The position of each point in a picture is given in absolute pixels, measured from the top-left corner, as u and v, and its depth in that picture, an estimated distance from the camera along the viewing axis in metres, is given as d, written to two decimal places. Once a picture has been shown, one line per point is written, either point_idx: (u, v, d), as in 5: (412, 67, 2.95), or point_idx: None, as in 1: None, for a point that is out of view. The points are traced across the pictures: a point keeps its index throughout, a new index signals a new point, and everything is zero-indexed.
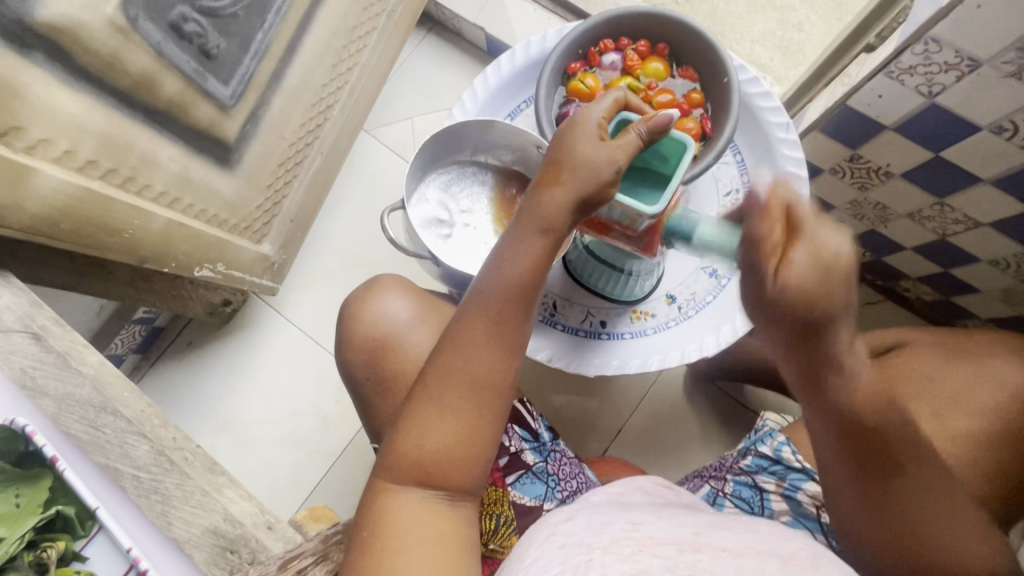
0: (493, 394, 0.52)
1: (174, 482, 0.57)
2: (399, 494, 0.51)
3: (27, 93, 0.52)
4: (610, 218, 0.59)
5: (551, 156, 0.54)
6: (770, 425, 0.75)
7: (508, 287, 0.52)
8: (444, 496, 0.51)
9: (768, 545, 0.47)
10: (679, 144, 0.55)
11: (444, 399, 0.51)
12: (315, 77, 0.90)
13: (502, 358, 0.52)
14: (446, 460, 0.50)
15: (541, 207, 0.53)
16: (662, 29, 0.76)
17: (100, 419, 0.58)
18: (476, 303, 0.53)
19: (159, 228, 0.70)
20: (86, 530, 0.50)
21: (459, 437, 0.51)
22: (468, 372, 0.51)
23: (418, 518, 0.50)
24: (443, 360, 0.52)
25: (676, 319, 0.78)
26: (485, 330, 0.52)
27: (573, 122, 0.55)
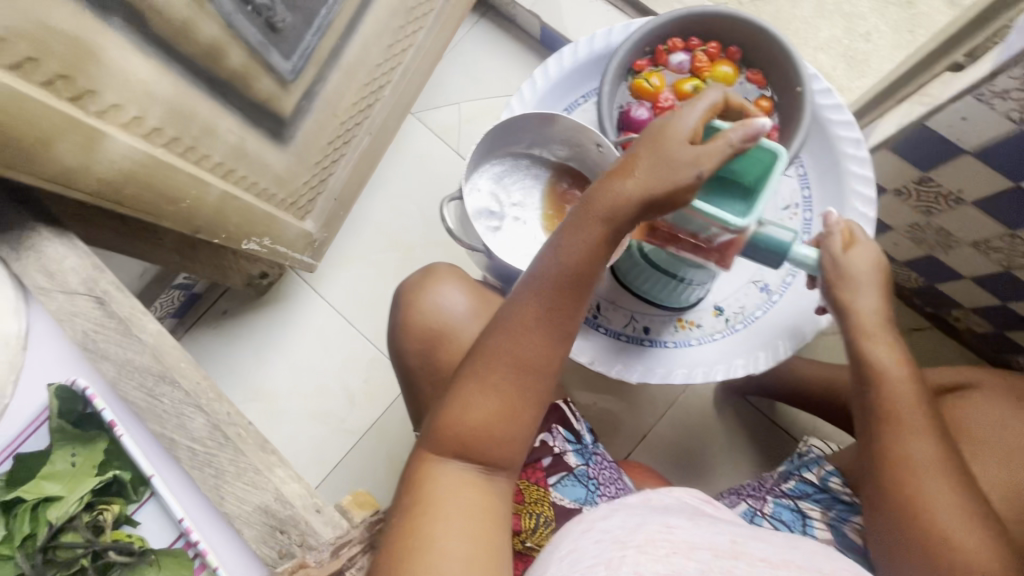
0: (539, 377, 0.52)
1: (227, 458, 0.47)
2: (442, 466, 0.51)
3: (104, 58, 0.50)
4: (680, 227, 0.55)
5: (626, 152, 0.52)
6: (816, 453, 0.79)
7: (559, 275, 0.51)
8: (482, 470, 0.51)
9: (807, 561, 0.50)
10: (770, 156, 0.49)
11: (494, 378, 0.51)
12: (370, 57, 0.89)
13: (548, 342, 0.52)
14: (491, 436, 0.51)
15: (602, 196, 0.50)
16: (735, 31, 0.74)
17: (157, 387, 0.48)
18: (525, 290, 0.52)
19: (214, 200, 0.70)
20: (138, 495, 0.50)
21: (500, 414, 0.51)
22: (514, 353, 0.51)
23: (461, 488, 0.50)
24: (493, 339, 0.52)
25: (722, 331, 0.76)
26: (538, 312, 0.52)
27: (663, 127, 0.50)
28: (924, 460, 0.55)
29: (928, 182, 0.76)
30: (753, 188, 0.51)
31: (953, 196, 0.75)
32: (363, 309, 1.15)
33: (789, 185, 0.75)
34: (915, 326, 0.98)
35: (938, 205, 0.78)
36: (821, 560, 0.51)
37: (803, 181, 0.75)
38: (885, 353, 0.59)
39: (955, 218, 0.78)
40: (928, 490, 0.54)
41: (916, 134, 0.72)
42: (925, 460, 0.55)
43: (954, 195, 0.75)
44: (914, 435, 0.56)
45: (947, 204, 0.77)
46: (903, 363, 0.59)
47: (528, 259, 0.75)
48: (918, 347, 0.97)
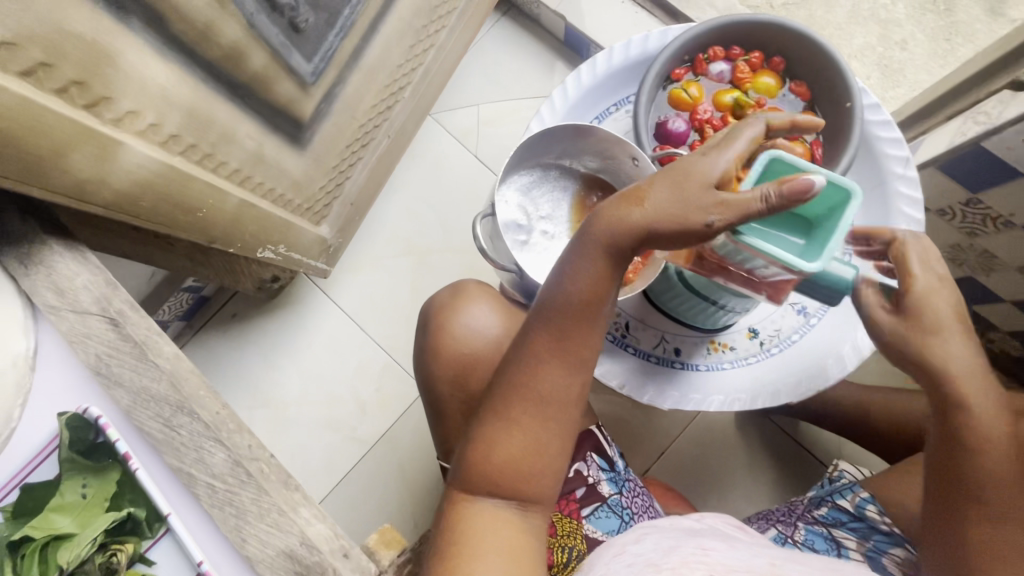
0: (565, 407, 0.49)
1: (250, 497, 0.43)
2: (477, 504, 0.48)
3: (121, 62, 0.47)
4: (735, 262, 0.51)
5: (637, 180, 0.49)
6: (847, 478, 0.75)
7: (575, 301, 0.48)
8: (514, 505, 0.48)
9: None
10: (844, 196, 0.44)
11: (519, 412, 0.48)
12: (391, 58, 0.85)
13: (568, 371, 0.49)
14: (521, 472, 0.48)
15: (608, 220, 0.47)
16: (779, 40, 0.70)
17: (175, 417, 0.45)
18: (538, 319, 0.49)
19: (230, 208, 0.67)
20: (153, 531, 0.45)
21: (525, 449, 0.48)
22: (535, 384, 0.48)
23: (498, 528, 0.47)
24: (513, 372, 0.49)
25: (757, 355, 0.73)
26: (560, 342, 0.49)
27: (684, 165, 0.47)
28: (1006, 540, 0.52)
29: (976, 204, 0.73)
30: (818, 227, 0.46)
31: (1002, 219, 0.71)
32: (376, 315, 1.12)
33: None
34: None
35: (984, 227, 0.74)
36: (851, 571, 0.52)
37: None
38: (984, 416, 0.54)
39: (1001, 241, 0.75)
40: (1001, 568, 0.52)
41: (969, 153, 0.68)
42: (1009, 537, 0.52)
43: (1003, 218, 0.71)
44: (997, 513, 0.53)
45: (992, 227, 0.74)
46: (1003, 431, 0.54)
47: None
48: None
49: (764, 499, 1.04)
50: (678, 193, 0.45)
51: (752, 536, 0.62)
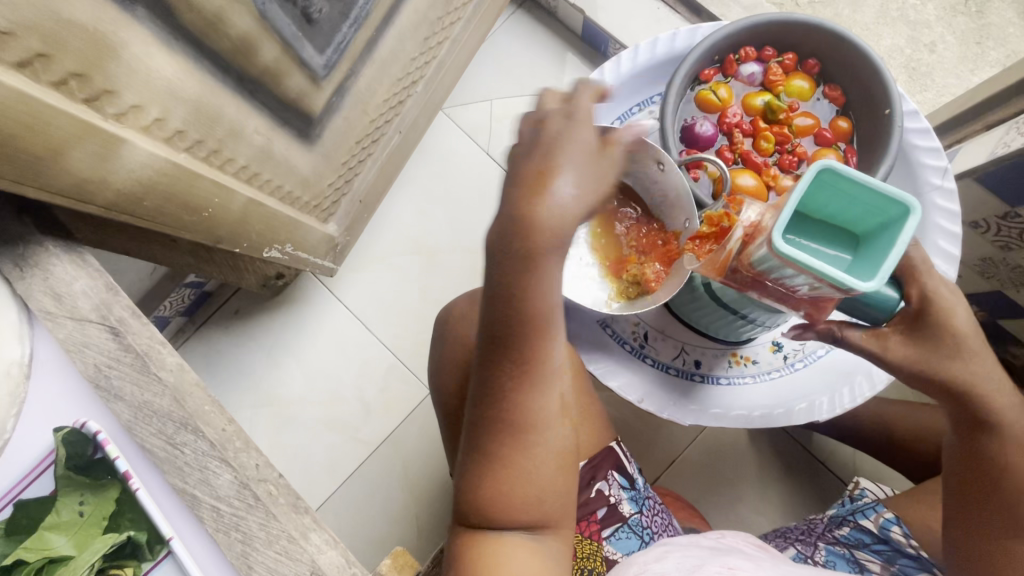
0: (543, 423, 0.48)
1: (257, 522, 0.41)
2: (482, 537, 0.47)
3: (125, 54, 0.44)
4: (776, 277, 0.49)
5: (529, 167, 0.45)
6: (869, 497, 0.72)
7: (521, 316, 0.44)
8: (525, 530, 0.47)
9: None
10: (900, 210, 0.41)
11: (501, 441, 0.47)
12: (405, 50, 0.82)
13: (535, 390, 0.47)
14: (517, 501, 0.47)
15: (527, 219, 0.43)
16: (815, 42, 0.67)
17: (179, 435, 0.42)
18: (490, 347, 0.46)
19: (237, 207, 0.64)
20: (154, 553, 0.42)
21: (512, 479, 0.46)
22: (504, 414, 0.46)
23: (511, 559, 0.45)
24: (482, 401, 0.47)
25: (779, 369, 0.71)
26: (527, 366, 0.46)
27: (567, 139, 0.45)
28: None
29: (1014, 218, 0.70)
30: (869, 244, 0.44)
31: None
32: (382, 314, 1.09)
33: None
34: None
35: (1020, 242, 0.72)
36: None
37: None
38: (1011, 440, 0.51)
39: None
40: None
41: (1010, 166, 0.65)
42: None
43: None
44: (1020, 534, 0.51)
45: None
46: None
47: (575, 286, 0.67)
48: None
49: (775, 511, 1.01)
50: (576, 194, 0.44)
51: (774, 556, 0.59)
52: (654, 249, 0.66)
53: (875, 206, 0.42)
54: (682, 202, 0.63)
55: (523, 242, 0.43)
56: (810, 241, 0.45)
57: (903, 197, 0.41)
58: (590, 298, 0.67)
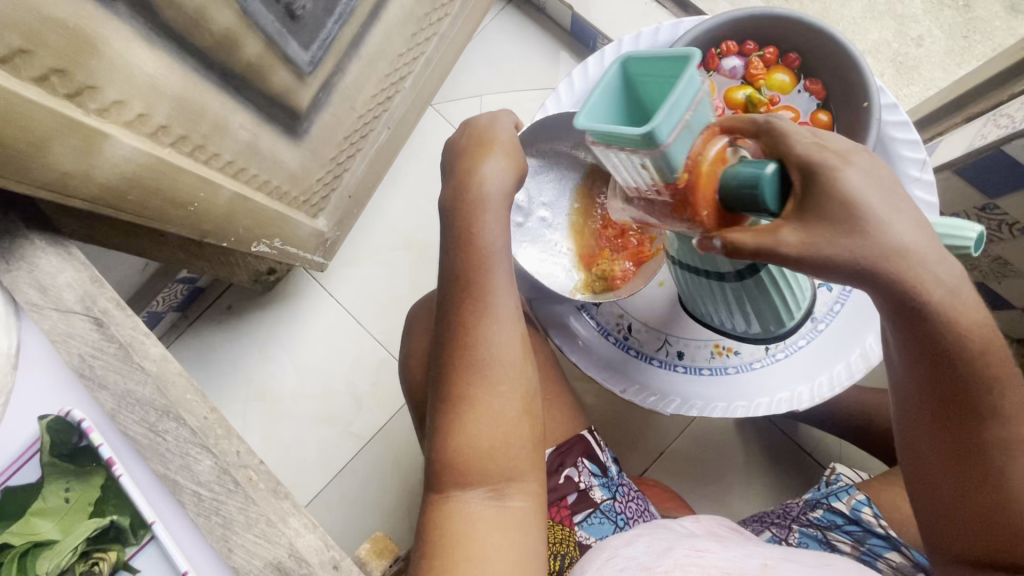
0: (505, 363, 0.49)
1: (237, 506, 0.42)
2: (456, 499, 0.48)
3: (107, 50, 0.45)
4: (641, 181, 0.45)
5: (467, 143, 0.55)
6: (844, 481, 0.75)
7: (474, 261, 0.50)
8: (490, 492, 0.48)
9: None
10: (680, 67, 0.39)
11: (471, 395, 0.48)
12: (392, 46, 0.83)
13: (493, 326, 0.49)
14: (486, 448, 0.48)
15: (467, 175, 0.52)
16: (796, 37, 0.67)
17: (161, 423, 0.43)
18: (452, 291, 0.51)
19: (223, 201, 0.65)
20: (137, 538, 0.43)
21: (477, 418, 0.48)
22: (465, 348, 0.49)
23: (483, 520, 0.47)
24: (450, 354, 0.50)
25: (762, 360, 0.71)
26: (484, 312, 0.49)
27: (485, 129, 0.56)
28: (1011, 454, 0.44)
29: (993, 209, 0.71)
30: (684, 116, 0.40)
31: (1018, 226, 0.69)
32: (372, 308, 1.10)
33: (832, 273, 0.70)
34: None
35: (999, 233, 0.72)
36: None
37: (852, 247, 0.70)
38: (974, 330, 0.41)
39: (1016, 248, 0.73)
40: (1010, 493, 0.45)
41: (986, 159, 0.66)
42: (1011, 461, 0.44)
43: (1020, 225, 0.69)
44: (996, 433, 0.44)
45: (1008, 233, 0.71)
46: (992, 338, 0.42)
47: (547, 269, 0.69)
48: None
49: (764, 501, 1.03)
50: (506, 167, 0.52)
51: (746, 537, 0.63)
52: (627, 248, 0.68)
53: (663, 75, 0.39)
54: None
55: (468, 204, 0.51)
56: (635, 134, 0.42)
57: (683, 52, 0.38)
58: (558, 284, 0.68)
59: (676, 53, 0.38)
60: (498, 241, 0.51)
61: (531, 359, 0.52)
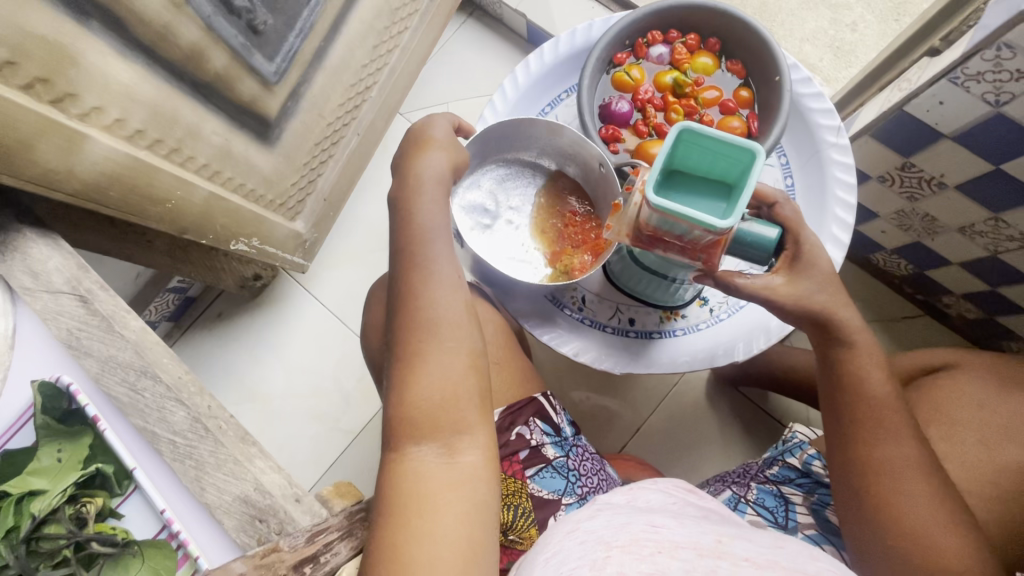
0: (450, 323, 0.55)
1: (207, 450, 0.47)
2: (410, 457, 0.52)
3: (84, 62, 0.52)
4: (665, 230, 0.53)
5: (410, 141, 0.63)
6: (799, 437, 0.76)
7: (415, 231, 0.58)
8: (439, 448, 0.52)
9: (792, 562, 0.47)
10: (745, 156, 0.47)
11: (422, 354, 0.54)
12: (355, 58, 0.90)
13: (440, 291, 0.56)
14: (438, 401, 0.53)
15: (409, 167, 0.61)
16: (714, 23, 0.74)
17: (139, 382, 0.49)
18: (402, 262, 0.57)
19: (200, 201, 0.72)
20: (122, 488, 0.49)
21: (430, 376, 0.53)
22: (416, 313, 0.55)
23: (435, 475, 0.50)
24: (402, 320, 0.56)
25: (707, 321, 0.77)
26: (429, 279, 0.56)
27: (423, 126, 0.64)
28: (905, 464, 0.55)
29: (911, 168, 0.76)
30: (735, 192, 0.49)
31: (936, 180, 0.75)
32: (354, 307, 1.15)
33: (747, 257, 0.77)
34: (905, 314, 1.00)
35: (922, 190, 0.78)
36: (806, 562, 0.48)
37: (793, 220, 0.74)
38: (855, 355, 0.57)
39: (938, 204, 0.78)
40: (910, 499, 0.54)
41: (896, 120, 0.72)
42: (906, 468, 0.55)
43: (936, 180, 0.75)
44: (891, 439, 0.56)
45: (929, 189, 0.77)
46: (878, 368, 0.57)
47: (511, 264, 0.73)
48: (908, 334, 0.99)
49: None
50: (444, 162, 0.61)
51: (702, 501, 0.60)
52: (587, 242, 0.73)
53: (725, 153, 0.48)
54: (609, 181, 0.69)
55: (410, 189, 0.59)
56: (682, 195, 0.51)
57: (747, 145, 0.46)
58: (522, 275, 0.73)
59: (741, 141, 0.45)
60: (431, 213, 0.58)
61: (475, 323, 0.58)
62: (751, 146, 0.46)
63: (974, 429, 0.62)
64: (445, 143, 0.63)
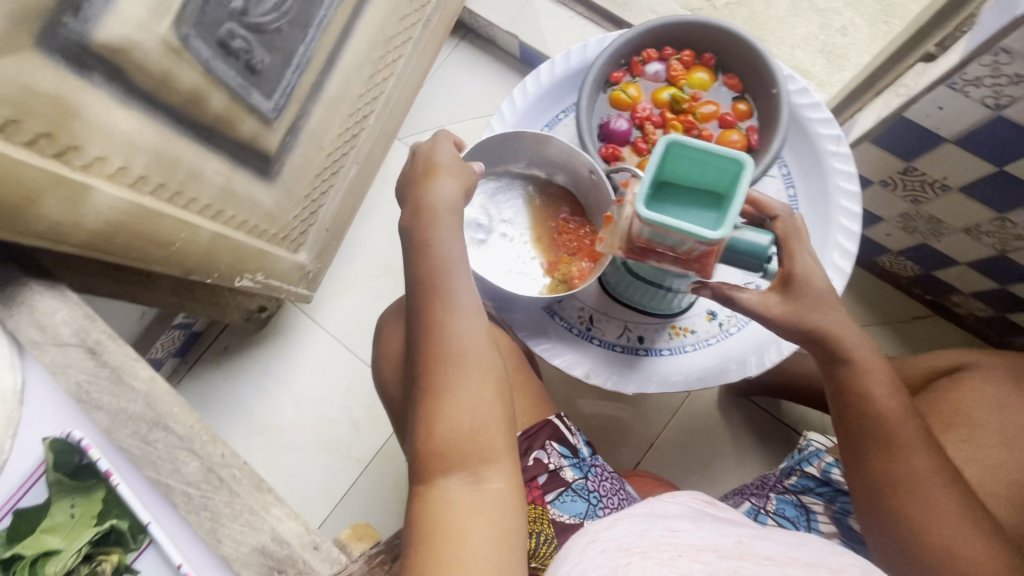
0: (472, 353, 0.55)
1: (223, 500, 0.47)
2: (440, 485, 0.51)
3: (85, 114, 0.52)
4: (658, 242, 0.52)
5: (419, 167, 0.63)
6: (815, 445, 0.74)
7: (432, 261, 0.57)
8: (467, 476, 0.51)
9: (817, 558, 0.46)
10: (734, 166, 0.46)
11: (447, 384, 0.54)
12: (352, 88, 0.90)
13: (462, 322, 0.55)
14: (465, 430, 0.52)
15: (423, 194, 0.60)
16: (709, 38, 0.74)
17: (151, 433, 0.49)
18: (420, 292, 0.57)
19: (204, 241, 0.72)
20: (137, 542, 0.49)
21: (457, 408, 0.53)
22: (439, 345, 0.55)
23: (464, 503, 0.50)
24: (424, 352, 0.55)
25: (716, 336, 0.76)
26: (448, 311, 0.55)
27: (430, 149, 0.64)
28: (922, 479, 0.54)
29: (912, 171, 0.76)
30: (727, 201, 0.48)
31: (938, 183, 0.75)
32: (360, 334, 1.15)
33: None
34: (914, 314, 0.99)
35: (924, 193, 0.78)
36: (830, 557, 0.46)
37: None
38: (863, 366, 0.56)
39: (943, 206, 0.78)
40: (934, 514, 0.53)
41: (895, 126, 0.72)
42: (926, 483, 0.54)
43: (939, 182, 0.74)
44: (910, 453, 0.54)
45: (932, 192, 0.77)
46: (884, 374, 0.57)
47: (509, 277, 0.73)
48: (919, 335, 0.98)
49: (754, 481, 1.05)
50: (457, 185, 0.61)
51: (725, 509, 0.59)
52: (583, 249, 0.73)
53: (715, 164, 0.47)
54: (602, 187, 0.68)
55: (426, 223, 0.58)
56: (672, 207, 0.50)
57: (736, 155, 0.46)
58: (519, 286, 0.73)
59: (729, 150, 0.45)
60: (453, 248, 0.58)
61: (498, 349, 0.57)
62: (741, 156, 0.46)
63: (995, 429, 0.61)
64: (453, 167, 0.62)
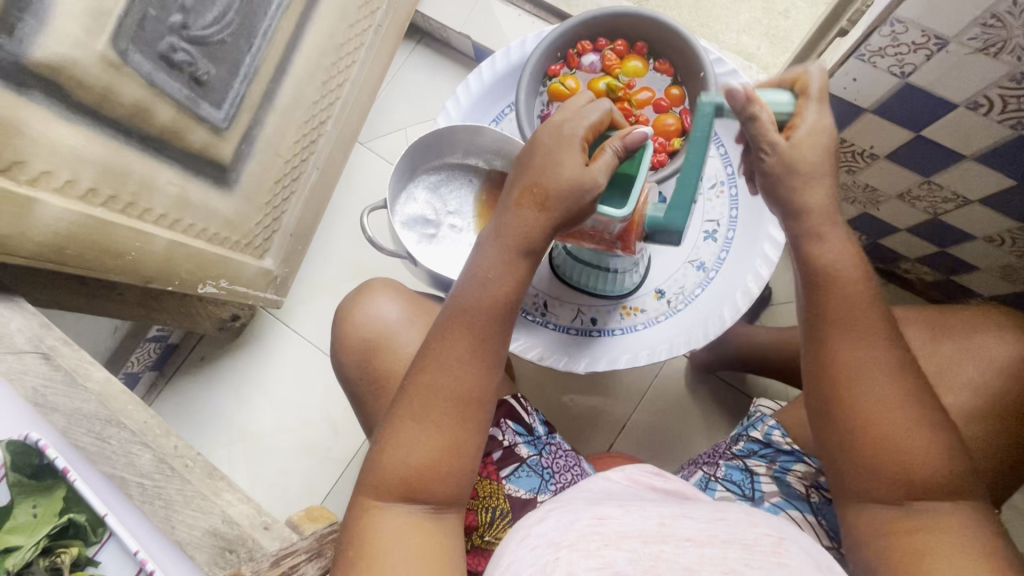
0: (481, 400, 0.52)
1: (175, 488, 0.61)
2: (386, 508, 0.50)
3: (28, 130, 0.55)
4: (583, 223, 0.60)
5: (534, 163, 0.53)
6: (762, 410, 0.77)
7: (485, 299, 0.52)
8: (428, 505, 0.51)
9: (731, 532, 0.43)
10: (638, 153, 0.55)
11: (444, 425, 0.51)
12: (306, 96, 0.92)
13: (486, 374, 0.52)
14: (442, 471, 0.51)
15: (513, 227, 0.53)
16: (639, 28, 0.77)
17: (105, 431, 0.62)
18: (457, 318, 0.52)
19: (161, 249, 0.74)
20: (97, 536, 0.53)
21: (440, 447, 0.50)
22: (450, 385, 0.51)
23: (408, 529, 0.50)
24: (427, 385, 0.51)
25: (665, 313, 0.79)
26: (472, 353, 0.52)
27: (557, 132, 0.54)
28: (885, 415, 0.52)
29: (843, 143, 0.79)
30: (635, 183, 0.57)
31: (867, 152, 0.78)
32: None
33: (708, 250, 0.79)
34: None
35: (857, 162, 0.81)
36: (744, 530, 0.44)
37: (733, 202, 0.79)
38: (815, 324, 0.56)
39: (877, 174, 0.81)
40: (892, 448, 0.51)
41: None
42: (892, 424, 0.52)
43: (868, 152, 0.78)
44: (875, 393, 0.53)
45: (863, 161, 0.80)
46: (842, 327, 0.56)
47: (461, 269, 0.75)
48: None
49: None
50: (569, 205, 0.52)
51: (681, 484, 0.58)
52: None
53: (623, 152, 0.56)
54: None
55: (505, 245, 0.53)
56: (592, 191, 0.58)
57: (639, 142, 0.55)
58: None
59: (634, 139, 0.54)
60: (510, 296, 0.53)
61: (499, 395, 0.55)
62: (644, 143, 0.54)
63: None
64: (594, 161, 0.52)
